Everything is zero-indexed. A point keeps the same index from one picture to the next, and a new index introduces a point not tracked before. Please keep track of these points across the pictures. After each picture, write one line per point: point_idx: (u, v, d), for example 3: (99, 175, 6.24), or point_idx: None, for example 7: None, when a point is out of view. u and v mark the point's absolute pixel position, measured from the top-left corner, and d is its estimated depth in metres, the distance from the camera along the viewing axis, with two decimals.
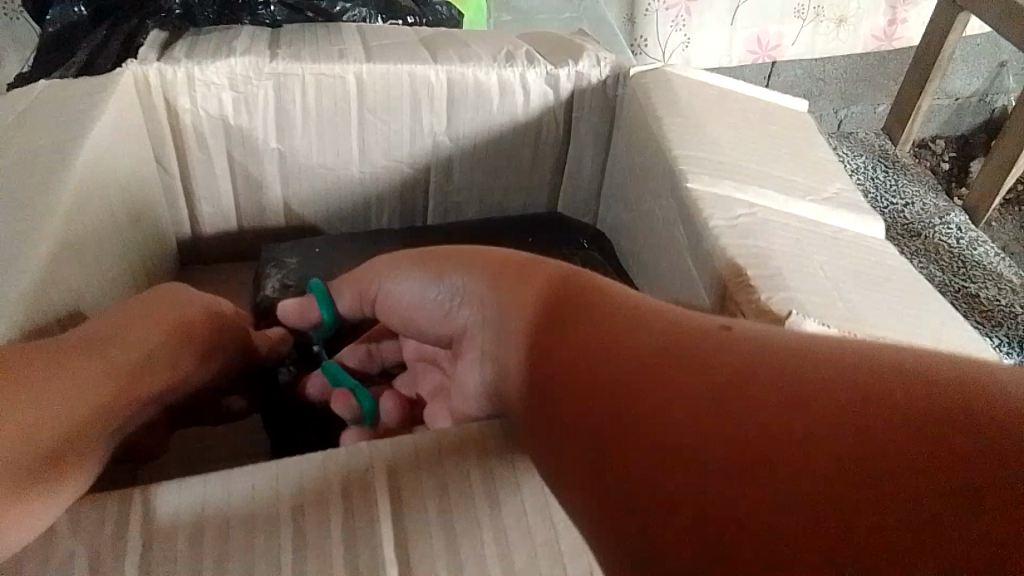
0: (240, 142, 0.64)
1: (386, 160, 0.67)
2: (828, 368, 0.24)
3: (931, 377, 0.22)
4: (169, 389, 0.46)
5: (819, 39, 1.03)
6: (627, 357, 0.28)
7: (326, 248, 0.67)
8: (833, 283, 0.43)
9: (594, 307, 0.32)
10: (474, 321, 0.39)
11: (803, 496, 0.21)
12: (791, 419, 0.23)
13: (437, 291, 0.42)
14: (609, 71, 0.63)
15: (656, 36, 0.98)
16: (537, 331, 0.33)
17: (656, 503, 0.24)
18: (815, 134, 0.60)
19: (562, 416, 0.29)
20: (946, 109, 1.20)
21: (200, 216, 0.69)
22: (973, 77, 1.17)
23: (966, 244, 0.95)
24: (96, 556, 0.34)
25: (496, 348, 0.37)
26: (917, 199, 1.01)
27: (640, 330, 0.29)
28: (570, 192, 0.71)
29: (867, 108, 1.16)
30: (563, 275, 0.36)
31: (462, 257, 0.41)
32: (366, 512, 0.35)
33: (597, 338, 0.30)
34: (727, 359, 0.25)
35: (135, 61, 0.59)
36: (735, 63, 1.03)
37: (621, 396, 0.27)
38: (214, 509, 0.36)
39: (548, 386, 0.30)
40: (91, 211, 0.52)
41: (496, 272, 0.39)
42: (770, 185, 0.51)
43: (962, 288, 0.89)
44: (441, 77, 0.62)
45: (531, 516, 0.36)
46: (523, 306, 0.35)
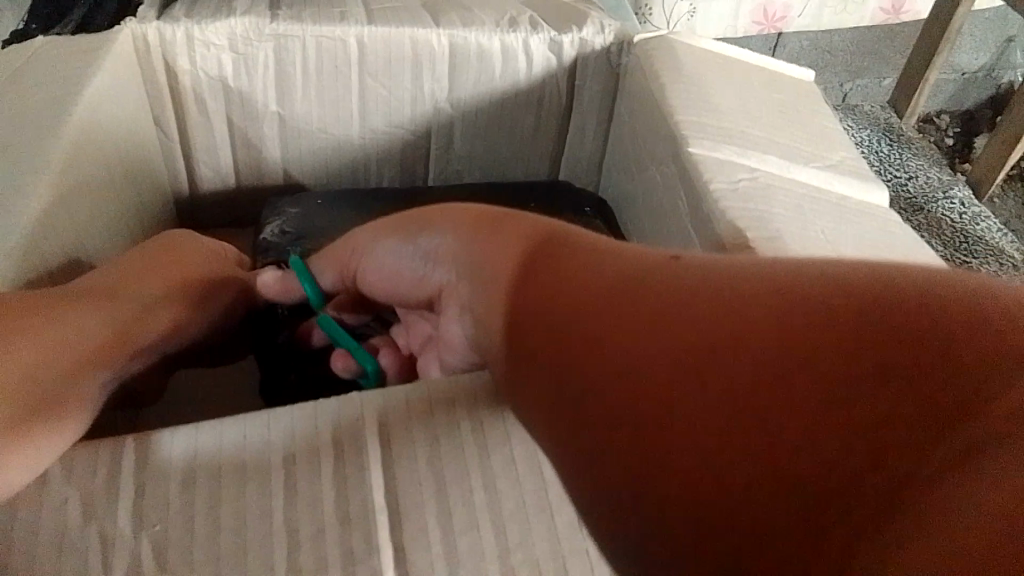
0: (240, 104, 0.64)
1: (387, 124, 0.67)
2: (785, 297, 0.24)
3: (883, 294, 0.23)
4: (168, 337, 0.46)
5: (827, 10, 1.01)
6: (597, 297, 0.28)
7: (328, 200, 0.66)
8: (832, 248, 0.42)
9: (570, 250, 0.32)
10: (452, 279, 0.39)
11: (779, 429, 0.21)
12: (759, 347, 0.23)
13: (414, 254, 0.42)
14: (613, 38, 0.63)
15: (661, 3, 0.95)
16: (513, 283, 0.32)
17: (629, 439, 0.24)
18: (820, 104, 0.59)
19: (529, 358, 0.29)
20: (952, 84, 1.18)
21: (198, 178, 0.68)
22: (979, 52, 1.16)
23: (968, 219, 0.95)
24: (89, 504, 0.34)
25: (472, 305, 0.36)
26: (921, 173, 1.01)
27: (604, 270, 0.29)
28: (571, 160, 0.71)
29: (872, 81, 1.14)
30: (528, 223, 0.35)
31: (435, 214, 0.41)
32: (357, 462, 0.35)
33: (566, 283, 0.29)
34: (689, 294, 0.26)
35: (134, 19, 0.58)
36: (741, 33, 1.01)
37: (588, 334, 0.27)
38: (205, 459, 0.36)
39: (519, 333, 0.30)
40: (87, 168, 0.52)
41: (467, 229, 0.38)
42: (773, 152, 0.51)
43: (964, 262, 0.88)
44: (444, 41, 0.62)
45: (522, 469, 0.35)
46: (494, 263, 0.35)
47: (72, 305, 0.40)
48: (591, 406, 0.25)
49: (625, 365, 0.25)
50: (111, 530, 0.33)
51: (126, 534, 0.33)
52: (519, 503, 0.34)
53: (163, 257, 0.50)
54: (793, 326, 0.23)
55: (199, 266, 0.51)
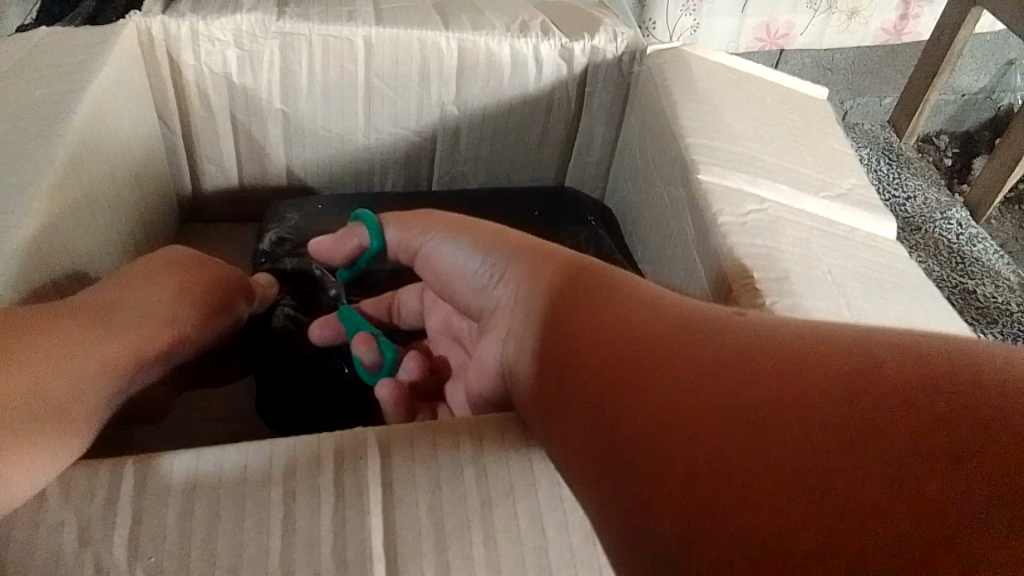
0: (244, 101, 0.63)
1: (393, 127, 0.66)
2: (828, 347, 0.24)
3: (918, 349, 0.23)
4: (173, 348, 0.46)
5: (829, 30, 0.99)
6: (635, 341, 0.29)
7: (329, 206, 0.65)
8: (839, 289, 0.42)
9: (606, 294, 0.33)
10: (509, 299, 0.38)
11: (791, 463, 0.21)
12: (786, 391, 0.23)
13: (476, 265, 0.42)
14: (625, 47, 0.62)
15: (664, 17, 0.93)
16: (551, 319, 0.34)
17: (655, 476, 0.24)
18: (832, 125, 0.58)
19: (572, 402, 0.30)
20: (951, 105, 1.18)
21: (201, 173, 0.67)
22: (980, 74, 1.15)
23: (966, 239, 0.94)
24: (85, 530, 0.34)
25: (523, 333, 0.36)
26: (919, 193, 1.00)
27: (651, 314, 0.30)
28: (578, 168, 0.70)
29: (873, 99, 1.13)
30: (590, 265, 0.35)
31: (495, 239, 0.41)
32: (356, 501, 0.35)
33: (607, 333, 0.30)
34: (729, 341, 0.26)
35: (138, 13, 0.57)
36: (742, 49, 0.99)
37: (626, 376, 0.28)
38: (203, 489, 0.35)
39: (558, 379, 0.31)
40: (90, 169, 0.51)
41: (524, 258, 0.39)
42: (784, 181, 0.50)
43: (959, 284, 0.88)
44: (452, 44, 0.60)
45: (522, 519, 0.35)
46: (563, 290, 0.34)
47: (72, 317, 0.40)
48: (625, 448, 0.26)
49: (649, 414, 0.26)
50: (106, 558, 0.33)
51: (121, 563, 0.33)
52: (516, 554, 0.34)
53: (170, 269, 0.49)
54: (829, 368, 0.23)
55: (206, 275, 0.51)
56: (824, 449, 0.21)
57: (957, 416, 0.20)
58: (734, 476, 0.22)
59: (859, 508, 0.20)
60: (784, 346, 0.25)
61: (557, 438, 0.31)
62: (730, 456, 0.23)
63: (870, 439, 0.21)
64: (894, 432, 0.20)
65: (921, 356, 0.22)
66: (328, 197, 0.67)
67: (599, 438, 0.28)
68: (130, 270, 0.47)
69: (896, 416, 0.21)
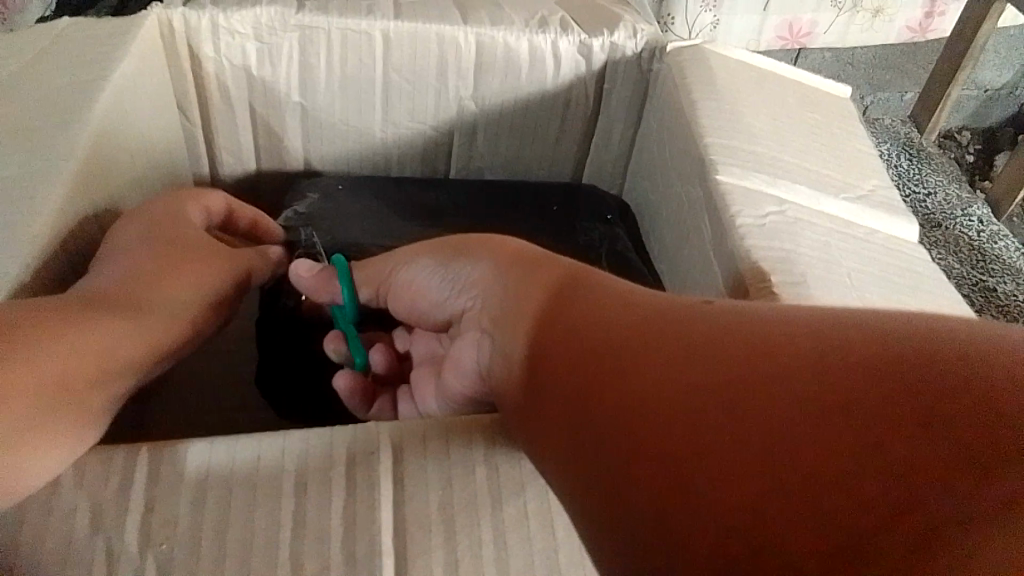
0: (263, 94, 0.63)
1: (410, 121, 0.66)
2: (802, 351, 0.26)
3: (884, 351, 0.24)
4: (188, 341, 0.46)
5: (854, 29, 0.98)
6: (620, 351, 0.29)
7: (350, 188, 0.65)
8: (857, 292, 0.42)
9: (587, 303, 0.33)
10: (478, 304, 0.40)
11: (796, 487, 0.23)
12: (777, 404, 0.24)
13: (443, 278, 0.43)
14: (645, 44, 0.61)
15: (684, 13, 0.93)
16: (534, 328, 0.34)
17: (659, 496, 0.25)
18: (854, 124, 0.58)
19: (563, 421, 0.30)
20: (973, 101, 1.17)
21: (220, 165, 0.68)
22: (1003, 69, 1.14)
23: (987, 237, 0.91)
24: (98, 513, 0.34)
25: (496, 334, 0.37)
26: (939, 188, 0.96)
27: (636, 320, 0.31)
28: (596, 166, 0.70)
29: (894, 95, 1.13)
30: (563, 269, 0.36)
31: (465, 246, 0.41)
32: (367, 494, 0.35)
33: (583, 333, 0.31)
34: (710, 346, 0.27)
35: (159, 5, 0.57)
36: (763, 47, 0.98)
37: (616, 393, 0.28)
38: (215, 478, 0.35)
39: (544, 397, 0.32)
40: (111, 160, 0.51)
41: (496, 260, 0.39)
42: (803, 181, 0.50)
43: (980, 282, 0.86)
44: (470, 38, 0.60)
45: (532, 521, 0.35)
46: (526, 299, 0.35)
47: (90, 304, 0.40)
48: (625, 465, 0.27)
49: (647, 434, 0.26)
50: (118, 544, 0.33)
51: (132, 549, 0.33)
52: (525, 556, 0.34)
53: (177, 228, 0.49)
54: (813, 378, 0.24)
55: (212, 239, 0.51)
56: (829, 468, 0.22)
57: (943, 430, 0.21)
58: (744, 499, 0.23)
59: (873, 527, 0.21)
60: (763, 348, 0.26)
61: (551, 456, 0.31)
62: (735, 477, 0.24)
63: (869, 454, 0.22)
64: (888, 446, 0.22)
65: (893, 357, 0.24)
66: (348, 179, 0.66)
67: (581, 443, 0.29)
68: (139, 230, 0.47)
69: (888, 431, 0.22)
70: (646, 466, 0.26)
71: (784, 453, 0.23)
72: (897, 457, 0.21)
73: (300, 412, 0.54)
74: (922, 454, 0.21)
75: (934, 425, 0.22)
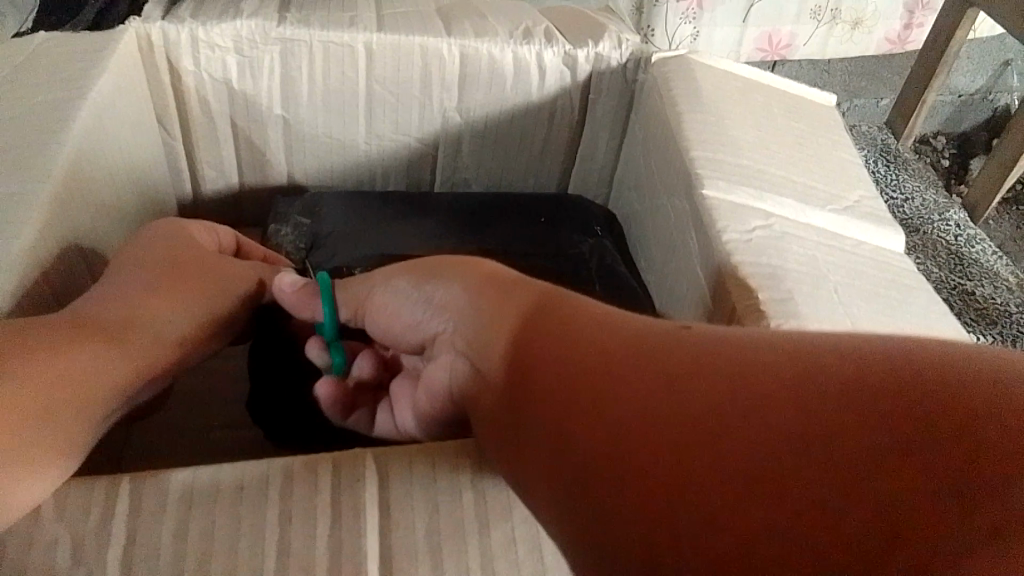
0: (244, 108, 0.62)
1: (394, 133, 0.66)
2: (774, 370, 0.26)
3: (851, 372, 0.24)
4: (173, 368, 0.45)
5: (833, 40, 0.98)
6: (594, 371, 0.29)
7: (340, 200, 0.65)
8: (844, 308, 0.41)
9: (560, 322, 0.33)
10: (449, 325, 0.39)
11: (779, 512, 0.22)
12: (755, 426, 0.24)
13: (414, 293, 0.42)
14: (630, 55, 0.61)
15: (663, 24, 0.93)
16: (509, 352, 0.33)
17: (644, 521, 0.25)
18: (839, 135, 0.58)
19: (541, 447, 0.30)
20: (948, 106, 1.18)
21: (201, 179, 0.67)
22: (977, 74, 1.15)
23: (965, 240, 0.91)
24: (78, 551, 0.33)
25: (469, 357, 0.36)
26: (917, 194, 0.96)
27: (608, 338, 0.31)
28: (582, 177, 0.70)
29: (870, 102, 1.14)
30: (528, 292, 0.36)
31: (442, 264, 0.41)
32: (353, 524, 0.34)
33: (565, 363, 0.30)
34: (685, 364, 0.27)
35: (138, 18, 0.57)
36: (743, 58, 0.98)
37: (593, 416, 0.28)
38: (197, 511, 0.35)
39: (523, 422, 0.31)
40: (89, 178, 0.50)
41: (471, 281, 0.39)
42: (789, 194, 0.49)
43: (959, 286, 0.86)
44: (455, 50, 0.60)
45: (521, 546, 0.35)
46: (502, 322, 0.35)
47: (69, 334, 0.39)
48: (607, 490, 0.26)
49: (628, 458, 0.26)
50: None
51: None
52: None
53: (153, 259, 0.48)
54: (787, 401, 0.24)
55: (192, 261, 0.49)
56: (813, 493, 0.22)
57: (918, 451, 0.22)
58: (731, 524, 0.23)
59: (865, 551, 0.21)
60: (734, 368, 0.26)
61: (532, 483, 0.30)
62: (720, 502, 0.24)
63: (849, 479, 0.22)
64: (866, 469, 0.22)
65: (862, 379, 0.24)
66: (336, 194, 0.66)
67: (561, 468, 0.28)
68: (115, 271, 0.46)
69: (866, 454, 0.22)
70: (629, 491, 0.26)
71: (785, 471, 0.23)
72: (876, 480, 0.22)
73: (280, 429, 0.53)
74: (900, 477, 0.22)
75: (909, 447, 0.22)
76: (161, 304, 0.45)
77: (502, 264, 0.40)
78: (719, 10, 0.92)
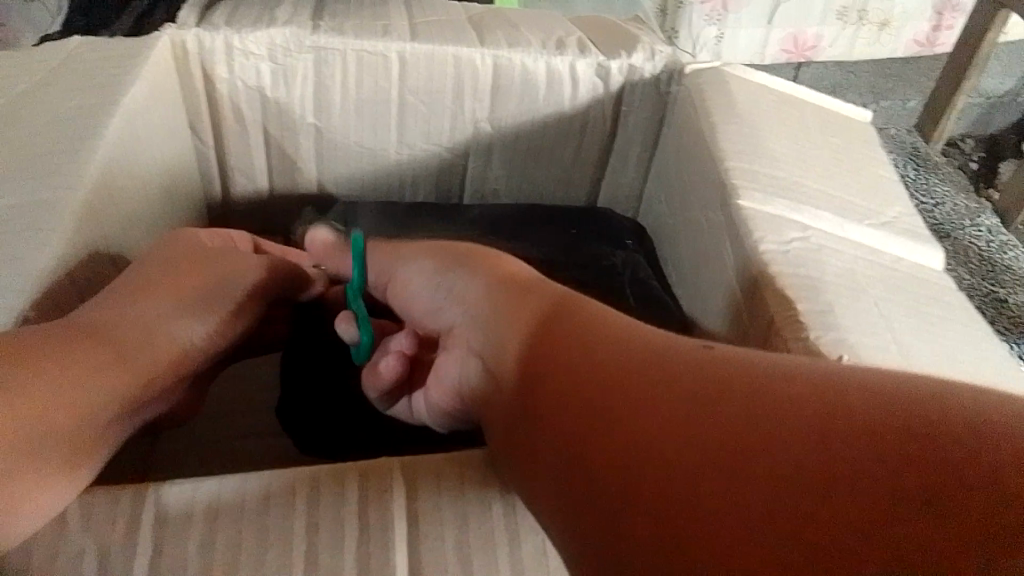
0: (277, 114, 0.62)
1: (425, 143, 0.65)
2: (797, 387, 0.25)
3: (881, 398, 0.24)
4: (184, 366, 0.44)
5: (860, 41, 0.98)
6: (612, 366, 0.29)
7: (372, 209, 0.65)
8: (884, 323, 0.40)
9: (583, 319, 0.33)
10: (466, 319, 0.39)
11: (769, 510, 0.22)
12: (766, 432, 0.24)
13: (443, 285, 0.42)
14: (663, 66, 0.60)
15: (688, 25, 0.92)
16: (527, 340, 0.34)
17: (636, 509, 0.25)
18: (876, 148, 0.57)
19: (545, 436, 0.30)
20: (977, 108, 1.18)
21: (233, 186, 0.67)
22: (1006, 77, 1.15)
23: (996, 248, 0.88)
24: (105, 556, 0.33)
25: (484, 350, 0.36)
26: (948, 199, 0.91)
27: (635, 343, 0.31)
28: (612, 190, 0.69)
29: (897, 103, 1.13)
30: (556, 292, 0.36)
31: (473, 261, 0.41)
32: (381, 533, 0.34)
33: (585, 354, 0.31)
34: (708, 374, 0.27)
35: (173, 26, 0.57)
36: (768, 61, 0.98)
37: (602, 406, 0.28)
38: (226, 519, 0.34)
39: (531, 413, 0.31)
40: (121, 182, 0.50)
41: (496, 281, 0.39)
42: (827, 207, 0.48)
43: (991, 293, 0.85)
44: (488, 61, 0.59)
45: (551, 560, 0.35)
46: (517, 321, 0.35)
47: (105, 338, 0.39)
48: (604, 479, 0.26)
49: (627, 447, 0.26)
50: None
51: None
52: None
53: (174, 267, 0.46)
54: (804, 416, 0.24)
55: (227, 261, 0.50)
56: (810, 499, 0.22)
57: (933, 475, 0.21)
58: (716, 519, 0.23)
59: (844, 557, 0.21)
60: (756, 381, 0.26)
61: (532, 474, 0.31)
62: (710, 497, 0.24)
63: (847, 488, 0.22)
64: (870, 482, 0.22)
65: (892, 405, 0.24)
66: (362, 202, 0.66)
67: (562, 457, 0.29)
68: (155, 266, 0.45)
69: (876, 469, 0.22)
70: (628, 479, 0.26)
71: (829, 476, 0.22)
72: (875, 493, 0.21)
73: (305, 438, 0.54)
74: (901, 493, 0.21)
75: (923, 467, 0.21)
76: (176, 303, 0.44)
77: (531, 269, 0.40)
78: (745, 11, 0.92)
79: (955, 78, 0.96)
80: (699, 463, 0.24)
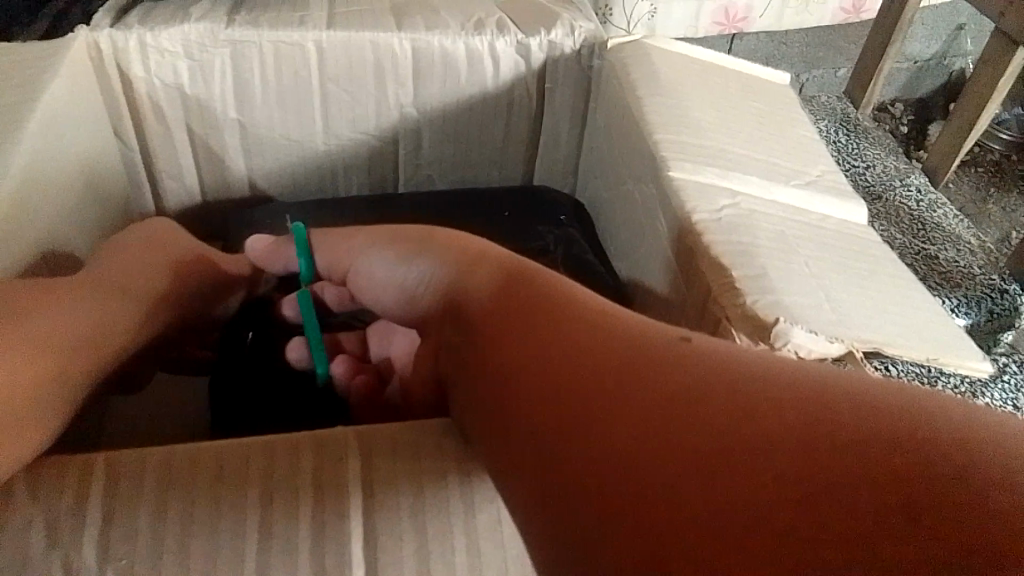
0: (199, 111, 0.61)
1: (352, 132, 0.65)
2: (774, 387, 0.25)
3: (861, 404, 0.23)
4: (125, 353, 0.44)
5: (789, 11, 1.00)
6: (583, 353, 0.29)
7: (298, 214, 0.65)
8: (815, 279, 0.41)
9: (554, 305, 0.32)
10: (434, 302, 0.39)
11: (735, 507, 0.22)
12: (741, 429, 0.24)
13: (402, 273, 0.42)
14: (584, 41, 0.61)
15: (623, 5, 0.93)
16: (494, 324, 0.33)
17: (599, 500, 0.24)
18: (795, 109, 0.58)
19: (510, 424, 0.29)
20: (905, 72, 1.20)
21: (162, 190, 0.65)
22: (931, 41, 1.17)
23: (926, 206, 0.91)
24: (53, 530, 0.32)
25: (455, 331, 0.36)
26: (877, 162, 0.96)
27: (606, 333, 0.30)
28: (546, 169, 0.69)
29: (828, 71, 1.15)
30: (518, 272, 0.35)
31: (427, 243, 0.41)
32: (337, 505, 0.34)
33: (555, 343, 0.30)
34: (684, 369, 0.27)
35: (86, 28, 0.55)
36: (701, 34, 0.99)
37: (571, 394, 0.28)
38: (180, 492, 0.33)
39: (499, 400, 0.30)
40: (48, 180, 0.49)
41: (456, 263, 0.38)
42: (754, 172, 0.49)
43: (921, 250, 0.85)
44: (406, 45, 0.59)
45: (506, 526, 0.35)
46: (483, 300, 0.35)
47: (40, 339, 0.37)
48: (568, 468, 0.26)
49: (597, 437, 0.26)
50: (75, 558, 0.31)
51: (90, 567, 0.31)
52: (500, 563, 0.34)
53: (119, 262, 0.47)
54: (780, 416, 0.24)
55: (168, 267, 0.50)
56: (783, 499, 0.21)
57: (910, 484, 0.20)
58: (680, 512, 0.22)
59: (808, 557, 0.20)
60: (731, 380, 0.26)
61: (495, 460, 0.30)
62: (677, 493, 0.23)
63: (820, 490, 0.21)
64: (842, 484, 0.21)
65: (874, 413, 0.23)
66: (287, 207, 0.66)
67: (528, 445, 0.28)
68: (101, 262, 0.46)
69: (853, 473, 0.21)
70: (592, 468, 0.25)
71: (796, 481, 0.22)
72: (847, 496, 0.21)
73: (240, 426, 0.52)
74: (875, 497, 0.20)
75: (901, 475, 0.21)
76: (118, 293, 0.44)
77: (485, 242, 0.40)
78: None
79: (878, 41, 0.98)
80: (667, 457, 0.24)
